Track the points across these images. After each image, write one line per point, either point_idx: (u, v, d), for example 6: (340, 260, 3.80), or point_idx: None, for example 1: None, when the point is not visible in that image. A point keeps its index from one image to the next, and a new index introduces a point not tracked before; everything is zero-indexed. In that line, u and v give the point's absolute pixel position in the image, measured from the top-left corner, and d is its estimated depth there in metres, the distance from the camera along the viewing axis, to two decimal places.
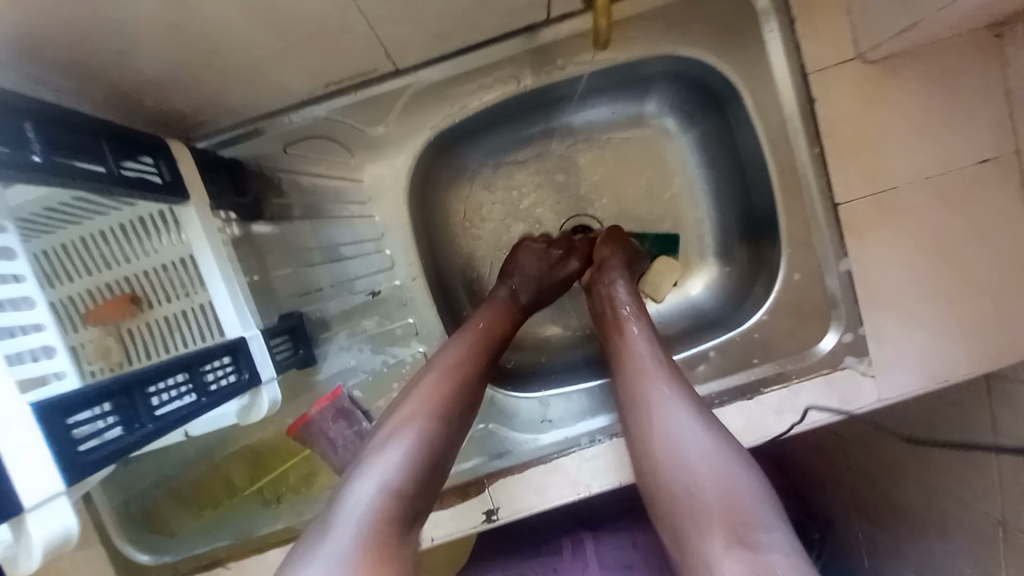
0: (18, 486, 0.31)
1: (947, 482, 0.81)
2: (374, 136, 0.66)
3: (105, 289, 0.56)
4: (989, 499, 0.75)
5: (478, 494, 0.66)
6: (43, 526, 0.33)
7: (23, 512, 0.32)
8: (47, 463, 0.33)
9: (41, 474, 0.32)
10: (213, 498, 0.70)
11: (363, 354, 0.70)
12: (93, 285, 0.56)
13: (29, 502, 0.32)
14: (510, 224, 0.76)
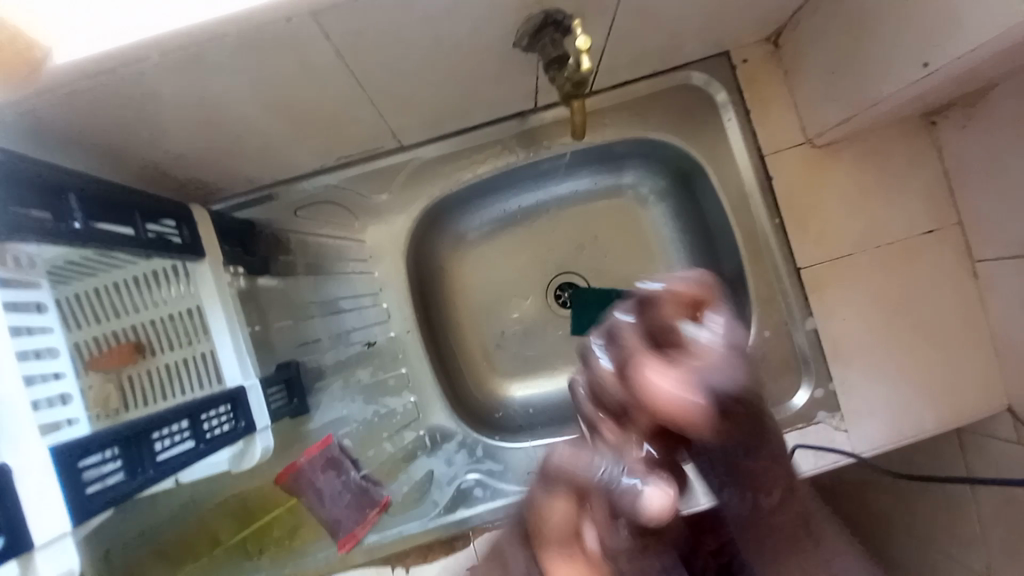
0: (32, 523, 0.34)
1: (934, 540, 0.82)
2: (376, 202, 0.72)
3: (111, 338, 0.59)
4: (975, 559, 0.76)
5: (465, 546, 0.68)
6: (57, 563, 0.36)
7: (34, 550, 0.34)
8: (57, 503, 0.35)
9: (53, 512, 0.35)
10: (195, 552, 0.70)
11: (355, 404, 0.72)
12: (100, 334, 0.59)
13: (40, 540, 0.34)
14: (500, 282, 0.82)
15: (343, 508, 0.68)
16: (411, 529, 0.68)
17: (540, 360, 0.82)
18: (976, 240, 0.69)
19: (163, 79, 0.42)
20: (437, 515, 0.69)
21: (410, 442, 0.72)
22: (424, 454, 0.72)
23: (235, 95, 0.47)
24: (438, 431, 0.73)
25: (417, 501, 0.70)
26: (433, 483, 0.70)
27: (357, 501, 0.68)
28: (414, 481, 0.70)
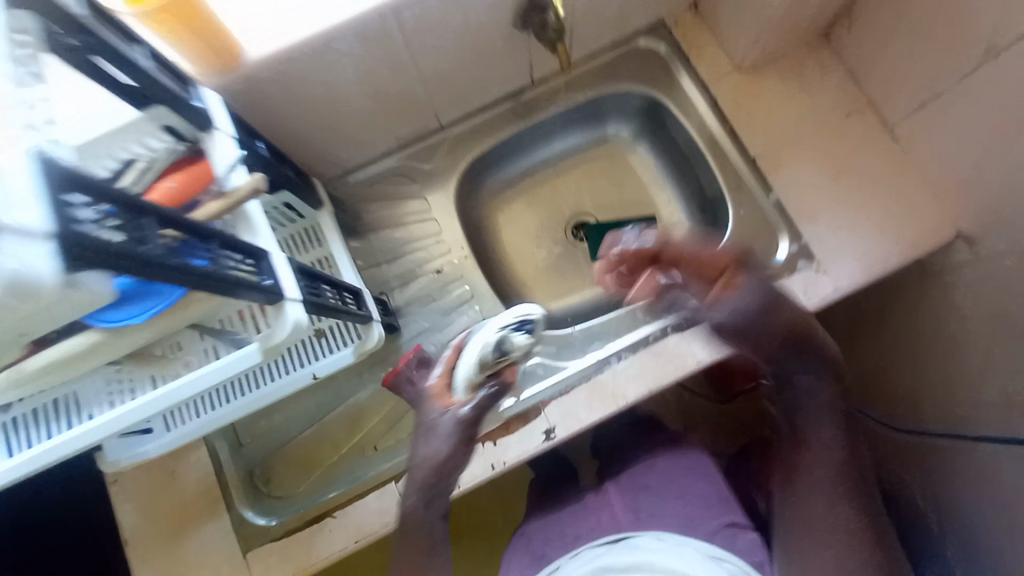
0: (283, 281, 0.52)
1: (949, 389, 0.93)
2: (425, 169, 0.96)
3: None
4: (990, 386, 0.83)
5: (537, 416, 0.83)
6: (289, 314, 0.52)
7: (285, 300, 0.52)
8: (291, 281, 0.53)
9: (289, 281, 0.53)
10: (323, 459, 0.89)
11: (434, 318, 0.93)
12: None
13: (288, 293, 0.52)
14: (529, 224, 1.06)
15: None
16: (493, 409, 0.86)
17: (576, 283, 1.04)
18: (885, 111, 0.89)
19: (307, 74, 0.69)
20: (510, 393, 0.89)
21: None
22: None
23: (342, 84, 0.74)
24: None
25: None
26: None
27: None
28: None
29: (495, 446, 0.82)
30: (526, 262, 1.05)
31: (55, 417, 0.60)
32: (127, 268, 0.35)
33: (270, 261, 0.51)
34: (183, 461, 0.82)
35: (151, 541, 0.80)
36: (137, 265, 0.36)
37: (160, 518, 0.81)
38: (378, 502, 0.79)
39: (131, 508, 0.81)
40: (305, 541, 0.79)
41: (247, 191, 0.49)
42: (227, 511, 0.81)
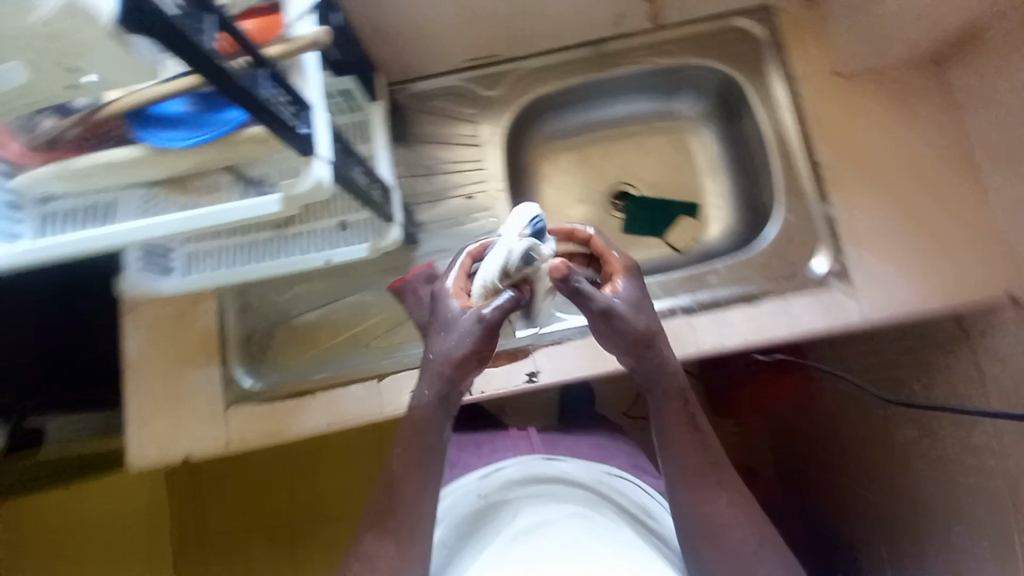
0: (318, 138, 0.52)
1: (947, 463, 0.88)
2: (486, 96, 0.96)
3: None
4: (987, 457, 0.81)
5: (526, 357, 0.84)
6: (314, 170, 0.53)
7: (315, 156, 0.52)
8: (327, 141, 0.54)
9: (325, 140, 0.53)
10: (317, 342, 0.92)
11: (454, 241, 0.93)
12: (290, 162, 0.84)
13: (320, 149, 0.53)
14: (571, 179, 1.05)
15: None
16: None
17: None
18: (975, 152, 0.83)
19: None
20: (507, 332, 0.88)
21: None
22: None
23: None
24: None
25: None
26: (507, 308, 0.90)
27: None
28: None
29: (479, 374, 0.84)
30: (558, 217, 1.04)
31: (87, 221, 0.63)
32: (177, 48, 0.38)
33: (313, 116, 0.52)
34: (192, 310, 0.87)
35: (148, 366, 0.86)
36: (189, 53, 0.38)
37: (163, 355, 0.86)
38: (359, 392, 0.83)
39: (138, 338, 0.86)
40: (286, 413, 0.83)
41: (307, 42, 0.49)
42: (220, 364, 0.86)
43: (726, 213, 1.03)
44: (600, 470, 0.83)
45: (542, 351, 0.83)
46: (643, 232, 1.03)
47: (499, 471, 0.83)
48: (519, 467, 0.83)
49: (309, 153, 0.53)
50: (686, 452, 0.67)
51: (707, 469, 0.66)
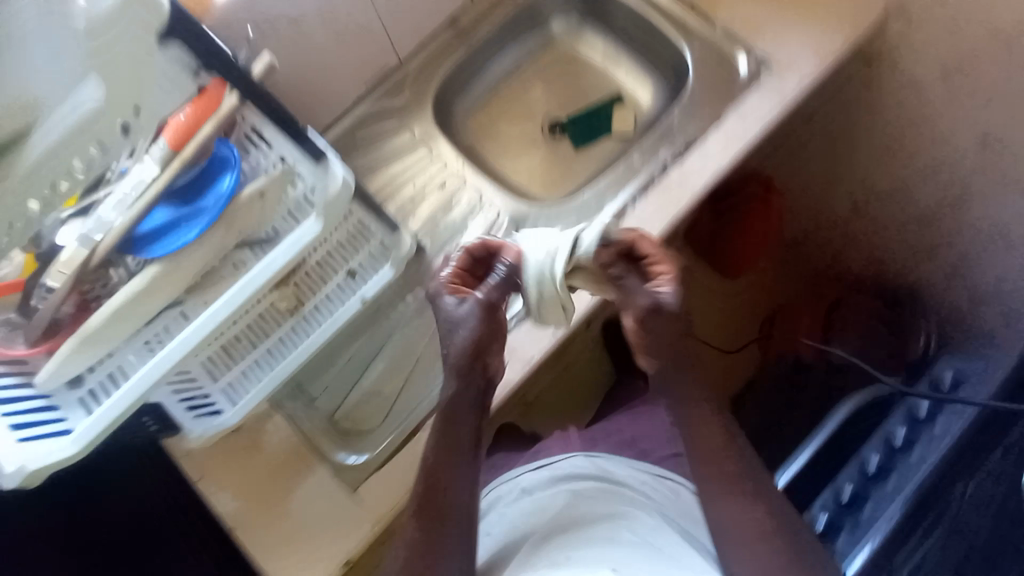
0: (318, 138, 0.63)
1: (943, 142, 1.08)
2: (398, 104, 1.00)
3: None
4: None
5: None
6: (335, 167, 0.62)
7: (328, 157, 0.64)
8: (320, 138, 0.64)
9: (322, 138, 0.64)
10: (390, 389, 0.89)
11: (450, 224, 0.93)
12: None
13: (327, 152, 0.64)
14: (508, 135, 1.11)
15: None
16: (533, 288, 0.88)
17: (568, 174, 1.09)
18: None
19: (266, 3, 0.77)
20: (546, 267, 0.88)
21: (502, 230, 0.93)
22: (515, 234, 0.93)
23: (299, 15, 0.81)
24: (518, 215, 0.95)
25: None
26: None
27: None
28: None
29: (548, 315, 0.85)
30: (519, 169, 1.09)
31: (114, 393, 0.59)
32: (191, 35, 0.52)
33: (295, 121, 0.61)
34: (259, 432, 0.84)
35: (252, 506, 0.82)
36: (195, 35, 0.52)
37: (259, 489, 0.82)
38: None
39: (226, 492, 0.82)
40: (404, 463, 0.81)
41: None
42: (318, 461, 0.83)
43: (645, 86, 1.11)
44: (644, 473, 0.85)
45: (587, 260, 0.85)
46: (593, 141, 1.10)
47: (550, 467, 0.87)
48: (570, 467, 0.86)
49: (321, 158, 0.63)
50: (707, 453, 0.73)
51: (724, 476, 0.72)
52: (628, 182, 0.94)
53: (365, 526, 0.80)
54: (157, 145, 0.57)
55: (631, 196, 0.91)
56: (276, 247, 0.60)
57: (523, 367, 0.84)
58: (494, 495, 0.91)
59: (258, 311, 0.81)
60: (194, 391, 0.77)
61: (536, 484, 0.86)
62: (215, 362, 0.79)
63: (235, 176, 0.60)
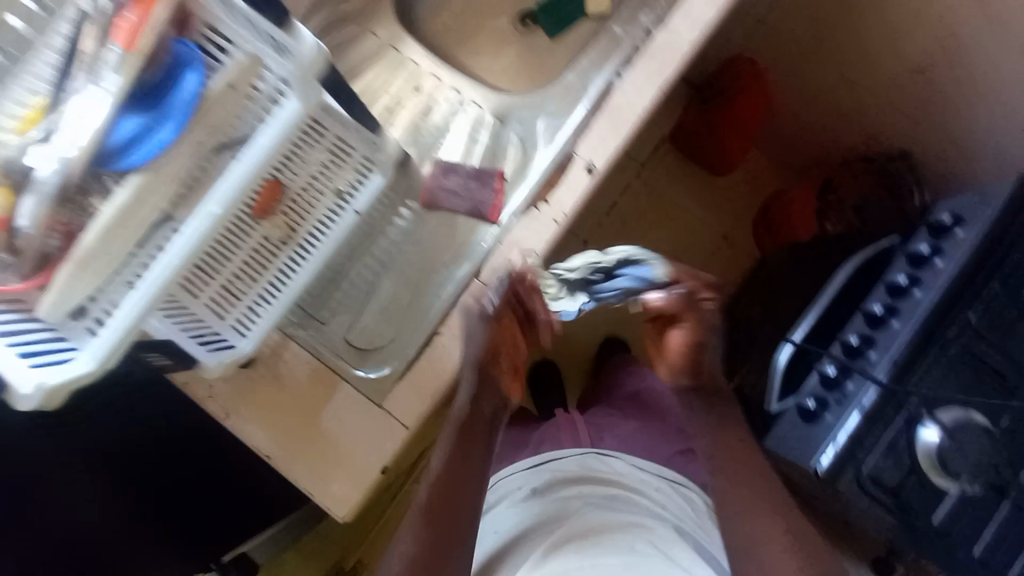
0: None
1: None
2: (356, 10, 0.93)
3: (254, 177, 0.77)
4: None
5: (572, 161, 0.82)
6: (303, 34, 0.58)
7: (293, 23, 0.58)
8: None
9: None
10: (401, 301, 0.88)
11: (433, 128, 0.88)
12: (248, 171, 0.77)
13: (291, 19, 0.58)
14: (478, 34, 1.04)
15: (474, 193, 0.84)
16: (528, 184, 0.86)
17: (548, 66, 1.03)
18: None
19: None
20: (537, 160, 0.87)
21: (489, 126, 0.88)
22: (502, 129, 0.88)
23: None
24: (502, 107, 0.89)
25: (520, 162, 0.87)
26: (522, 141, 0.89)
27: (479, 180, 0.84)
28: (508, 148, 0.87)
29: (549, 205, 0.82)
30: (497, 68, 1.03)
31: None
32: None
33: None
34: (277, 357, 0.84)
35: (286, 434, 0.83)
36: None
37: (290, 417, 0.83)
38: (473, 303, 0.82)
39: (256, 425, 0.83)
40: (428, 369, 0.82)
41: None
42: (342, 380, 0.84)
43: None
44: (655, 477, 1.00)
45: (579, 143, 0.83)
46: (569, 25, 1.03)
47: (565, 465, 0.99)
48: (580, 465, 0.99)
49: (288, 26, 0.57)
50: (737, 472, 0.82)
51: (767, 510, 0.79)
52: (612, 57, 0.89)
53: (399, 430, 0.82)
54: (113, 51, 0.54)
55: (618, 70, 0.86)
56: (259, 133, 0.58)
57: (532, 262, 0.82)
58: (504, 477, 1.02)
59: (252, 242, 0.78)
60: (205, 330, 0.77)
61: (557, 477, 0.97)
62: (220, 302, 0.77)
63: (199, 75, 0.57)
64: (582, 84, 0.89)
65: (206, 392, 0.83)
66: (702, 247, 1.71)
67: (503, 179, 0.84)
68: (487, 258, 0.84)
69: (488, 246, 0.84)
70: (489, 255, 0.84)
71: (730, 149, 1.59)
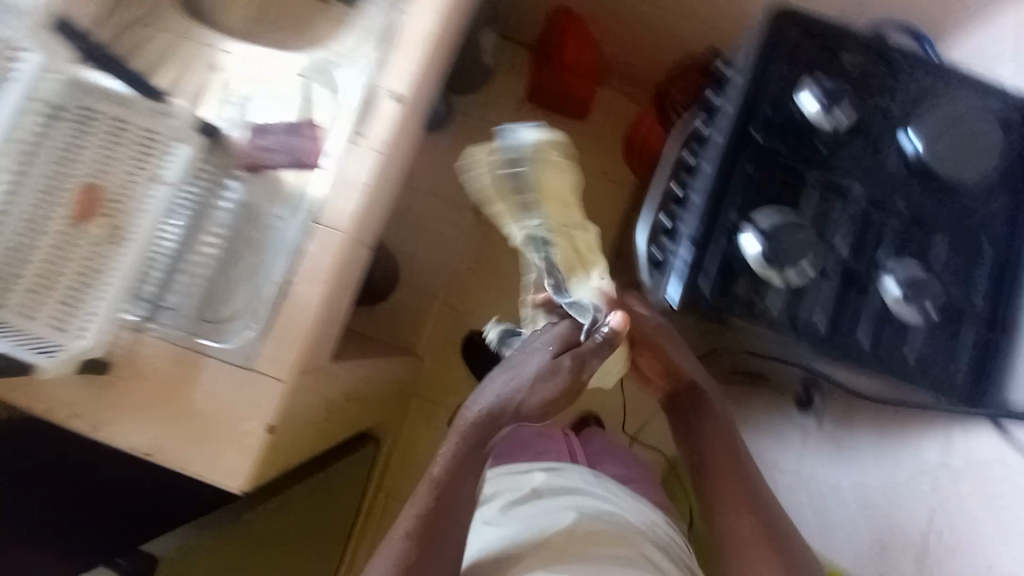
0: None
1: None
2: (145, 17, 0.95)
3: (70, 190, 0.76)
4: None
5: (375, 92, 0.85)
6: None
7: None
8: None
9: None
10: (250, 266, 0.86)
11: (243, 101, 0.90)
12: (62, 185, 0.76)
13: None
14: (283, 19, 1.08)
15: (290, 144, 0.86)
16: (344, 120, 0.85)
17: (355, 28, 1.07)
18: None
19: None
20: (350, 99, 0.87)
21: (298, 84, 0.90)
22: (312, 83, 0.90)
23: None
24: (308, 65, 0.91)
25: (331, 106, 0.87)
26: (330, 86, 0.89)
27: (293, 131, 0.86)
28: (316, 98, 0.89)
29: (366, 136, 0.84)
30: (307, 37, 1.06)
31: None
32: None
33: None
34: (135, 352, 0.82)
35: (167, 428, 0.82)
36: None
37: (166, 410, 0.82)
38: (315, 245, 0.83)
39: (137, 428, 0.82)
40: (289, 323, 0.83)
41: None
42: (208, 357, 0.83)
43: None
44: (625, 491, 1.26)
45: (379, 73, 0.86)
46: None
47: (556, 474, 1.22)
48: (579, 475, 1.23)
49: None
50: (730, 493, 0.92)
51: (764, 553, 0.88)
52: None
53: (276, 385, 0.82)
54: None
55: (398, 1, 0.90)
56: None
57: (363, 195, 0.84)
58: (491, 479, 1.24)
59: (83, 250, 0.77)
60: (44, 342, 0.75)
61: (544, 490, 1.17)
62: (56, 313, 0.76)
63: None
64: (372, 18, 0.90)
65: (72, 413, 0.83)
66: (584, 186, 1.81)
67: (319, 126, 0.86)
68: (321, 202, 0.84)
69: (319, 192, 0.85)
70: (322, 199, 0.84)
71: (573, 90, 1.70)
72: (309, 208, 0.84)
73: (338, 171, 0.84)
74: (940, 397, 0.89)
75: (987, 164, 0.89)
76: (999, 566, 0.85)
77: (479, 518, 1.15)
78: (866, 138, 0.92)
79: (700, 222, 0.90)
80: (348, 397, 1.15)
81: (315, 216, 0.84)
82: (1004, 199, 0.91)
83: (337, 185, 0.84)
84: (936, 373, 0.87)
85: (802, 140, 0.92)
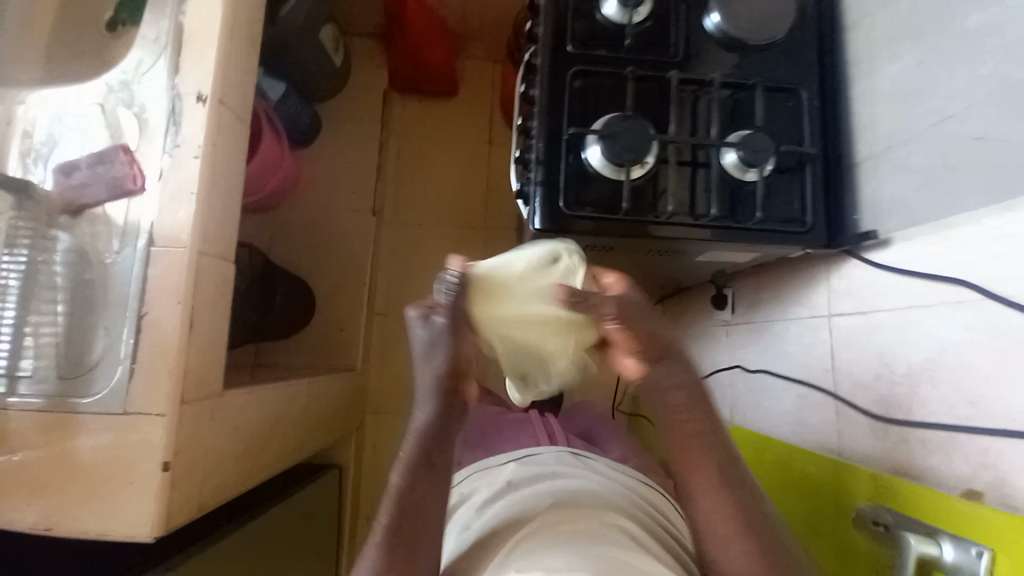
0: None
1: None
2: None
3: None
4: None
5: (180, 99, 0.84)
6: None
7: None
8: None
9: None
10: (99, 307, 0.81)
11: (43, 145, 0.85)
12: None
13: None
14: (77, 57, 1.02)
15: (103, 175, 0.82)
16: (155, 136, 0.83)
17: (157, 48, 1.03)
18: None
19: None
20: (155, 114, 0.84)
21: (97, 112, 0.85)
22: (110, 107, 0.85)
23: None
24: (101, 90, 0.86)
25: (138, 125, 0.84)
26: (130, 105, 0.85)
27: (103, 160, 0.83)
28: (119, 121, 0.85)
29: (182, 145, 0.82)
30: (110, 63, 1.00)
31: None
32: None
33: None
34: (4, 429, 0.77)
35: (53, 497, 0.77)
36: None
37: (48, 479, 0.77)
38: (160, 268, 0.80)
39: (21, 508, 0.77)
40: (154, 353, 0.79)
41: None
42: (76, 411, 0.78)
43: None
44: (620, 482, 0.87)
45: (178, 81, 0.84)
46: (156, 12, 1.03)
47: (529, 465, 0.88)
48: (554, 458, 0.90)
49: None
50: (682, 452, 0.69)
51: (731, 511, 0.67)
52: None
53: (154, 419, 0.78)
54: None
55: (179, 4, 0.87)
56: None
57: (195, 204, 0.81)
58: (461, 481, 0.92)
59: None
60: None
61: (519, 481, 0.84)
62: None
63: None
64: (156, 28, 0.86)
65: None
66: (472, 157, 1.82)
67: (132, 148, 0.83)
68: (154, 221, 0.81)
69: (148, 213, 0.81)
70: (154, 218, 0.81)
71: (431, 70, 1.67)
72: (143, 231, 0.81)
73: (163, 188, 0.82)
74: (807, 245, 0.93)
75: (781, 18, 0.95)
76: (981, 396, 0.69)
77: (455, 526, 0.82)
78: (672, 28, 0.97)
79: (545, 142, 0.92)
80: (269, 420, 1.10)
81: (151, 238, 0.81)
82: (807, 50, 0.97)
83: (167, 202, 0.81)
84: (792, 221, 0.93)
85: (615, 45, 0.96)
